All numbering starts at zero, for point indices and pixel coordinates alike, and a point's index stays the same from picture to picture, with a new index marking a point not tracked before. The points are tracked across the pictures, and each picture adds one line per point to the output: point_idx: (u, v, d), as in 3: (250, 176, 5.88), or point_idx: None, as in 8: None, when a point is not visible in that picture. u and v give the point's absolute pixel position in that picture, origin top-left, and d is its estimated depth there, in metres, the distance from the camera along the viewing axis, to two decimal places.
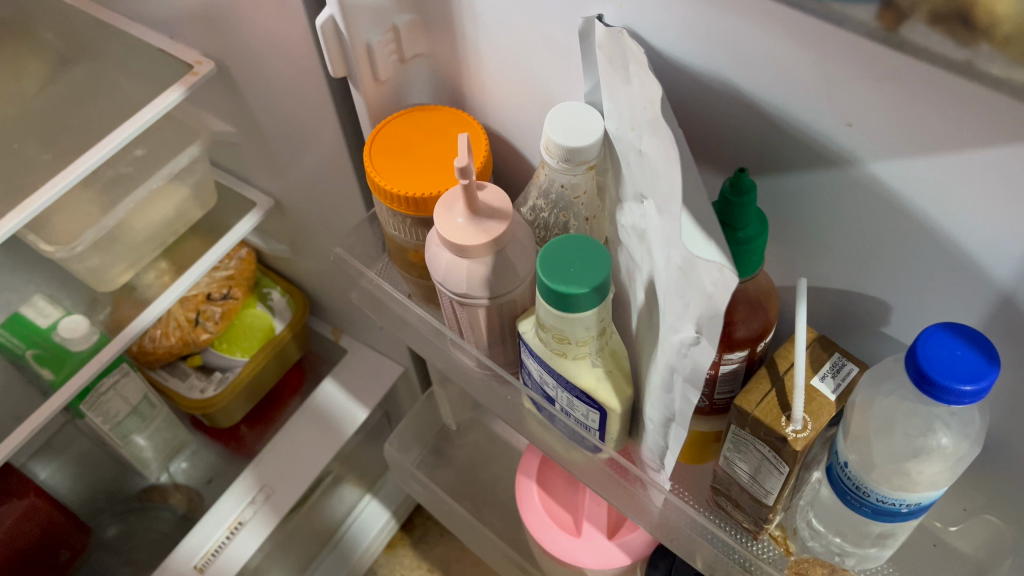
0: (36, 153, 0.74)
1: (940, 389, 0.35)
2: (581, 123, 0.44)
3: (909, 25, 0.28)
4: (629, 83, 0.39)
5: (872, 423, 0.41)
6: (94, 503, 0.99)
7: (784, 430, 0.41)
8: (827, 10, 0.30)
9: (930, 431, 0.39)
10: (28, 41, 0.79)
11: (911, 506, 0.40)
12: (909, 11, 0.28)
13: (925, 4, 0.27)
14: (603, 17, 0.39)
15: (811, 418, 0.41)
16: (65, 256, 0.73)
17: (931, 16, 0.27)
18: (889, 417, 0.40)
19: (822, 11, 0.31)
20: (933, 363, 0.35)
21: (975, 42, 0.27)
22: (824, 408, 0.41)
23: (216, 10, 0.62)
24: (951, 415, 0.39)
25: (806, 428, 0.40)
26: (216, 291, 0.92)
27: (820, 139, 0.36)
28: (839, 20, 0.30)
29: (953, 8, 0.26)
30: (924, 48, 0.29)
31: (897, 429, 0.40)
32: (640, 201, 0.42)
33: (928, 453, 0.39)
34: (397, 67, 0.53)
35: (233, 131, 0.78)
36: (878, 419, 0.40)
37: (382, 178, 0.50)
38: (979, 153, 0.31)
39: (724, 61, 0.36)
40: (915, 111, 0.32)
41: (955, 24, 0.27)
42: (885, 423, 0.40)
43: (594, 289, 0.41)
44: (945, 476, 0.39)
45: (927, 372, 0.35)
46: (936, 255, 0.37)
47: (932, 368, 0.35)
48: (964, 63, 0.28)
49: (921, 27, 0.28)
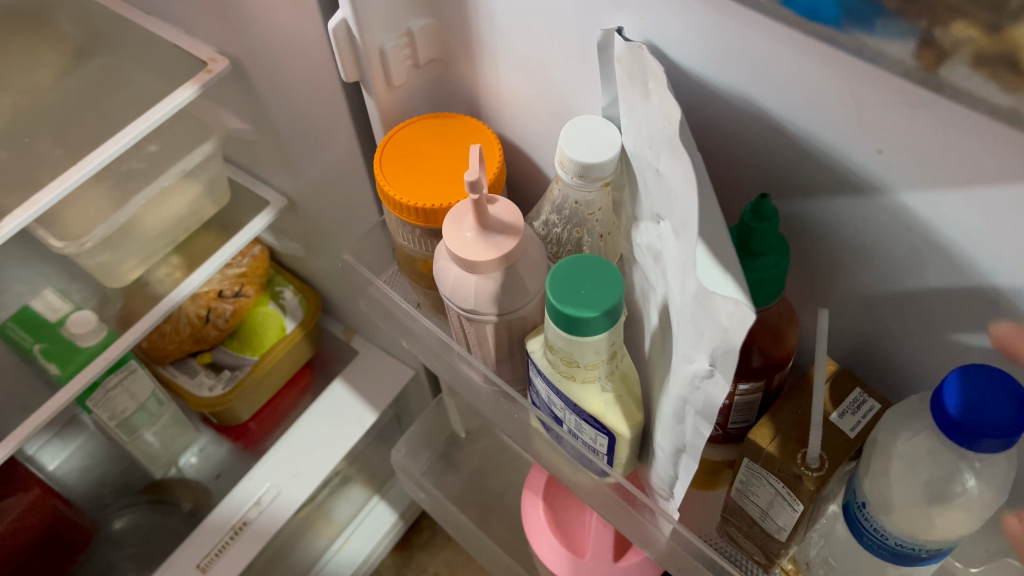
0: (46, 149, 0.73)
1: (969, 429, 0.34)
2: (598, 139, 0.42)
3: (949, 66, 0.26)
4: (648, 99, 0.37)
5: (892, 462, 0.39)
6: (101, 497, 0.98)
7: (800, 468, 0.39)
8: (860, 44, 0.29)
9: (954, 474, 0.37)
10: (44, 31, 0.78)
11: (931, 551, 0.38)
12: (951, 51, 0.26)
13: (968, 45, 0.25)
14: (622, 30, 0.38)
15: (829, 457, 0.39)
16: (74, 252, 0.72)
17: (974, 58, 0.25)
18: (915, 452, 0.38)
19: (853, 45, 0.29)
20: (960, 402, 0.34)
21: (1022, 88, 0.25)
22: (843, 448, 0.40)
23: (232, 8, 0.61)
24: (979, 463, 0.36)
25: (824, 466, 0.39)
26: (228, 288, 0.91)
27: (849, 166, 0.34)
28: (872, 56, 0.29)
29: (1000, 51, 0.25)
30: (966, 92, 0.27)
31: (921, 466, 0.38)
32: (657, 221, 0.40)
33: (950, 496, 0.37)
34: (412, 73, 0.52)
35: (248, 129, 0.77)
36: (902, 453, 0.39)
37: (392, 187, 0.49)
38: (1019, 188, 0.29)
39: (750, 79, 0.34)
40: (950, 146, 0.30)
41: (1001, 68, 0.25)
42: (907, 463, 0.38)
43: (606, 313, 0.39)
44: (967, 523, 0.37)
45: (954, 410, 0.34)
46: (968, 291, 0.35)
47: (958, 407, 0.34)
48: (1008, 109, 0.26)
49: (963, 68, 0.26)
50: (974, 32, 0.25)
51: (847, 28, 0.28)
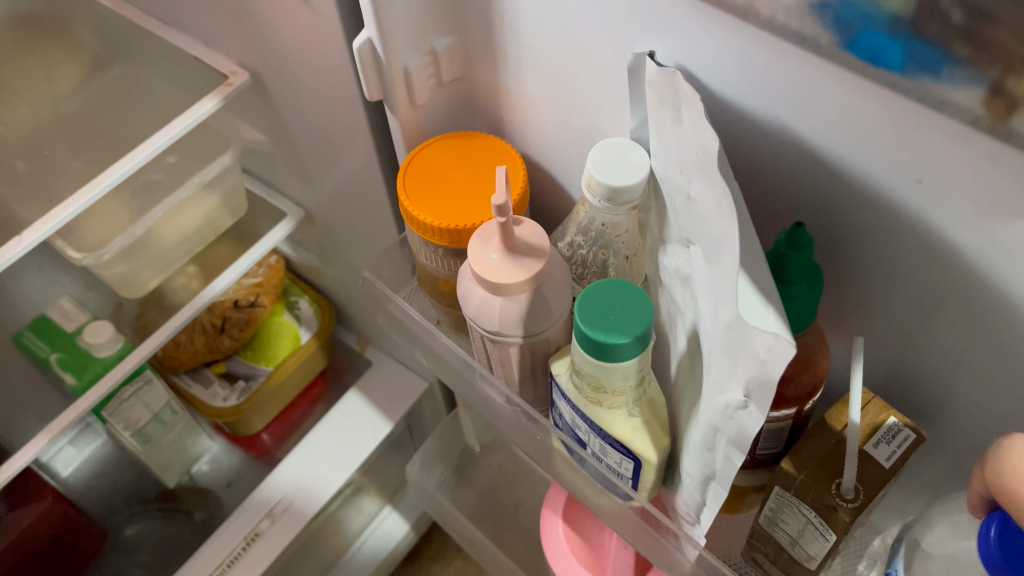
0: (64, 160, 0.73)
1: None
2: (627, 162, 0.42)
3: (1020, 117, 0.26)
4: (679, 123, 0.37)
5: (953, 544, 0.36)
6: (112, 504, 0.97)
7: (834, 497, 0.39)
8: (925, 91, 0.28)
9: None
10: (63, 42, 0.78)
11: None
12: (1022, 102, 0.26)
13: None
14: (654, 54, 0.37)
15: (864, 487, 0.39)
16: (93, 263, 0.72)
17: None
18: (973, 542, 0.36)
19: (918, 91, 0.28)
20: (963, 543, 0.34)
21: None
22: (879, 480, 0.40)
23: (254, 22, 0.61)
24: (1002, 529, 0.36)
25: (859, 498, 0.39)
26: (243, 298, 0.91)
27: (887, 195, 0.33)
28: (938, 104, 0.28)
29: None
30: None
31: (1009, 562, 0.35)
32: (686, 246, 0.40)
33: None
34: (435, 91, 0.51)
35: (267, 141, 0.77)
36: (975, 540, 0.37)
37: (415, 207, 0.48)
38: None
39: (785, 106, 0.34)
40: (994, 179, 0.29)
41: None
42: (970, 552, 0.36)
43: (636, 339, 0.39)
44: None
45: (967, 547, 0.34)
46: (1005, 326, 0.34)
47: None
48: None
49: None
50: None
51: (911, 73, 0.28)
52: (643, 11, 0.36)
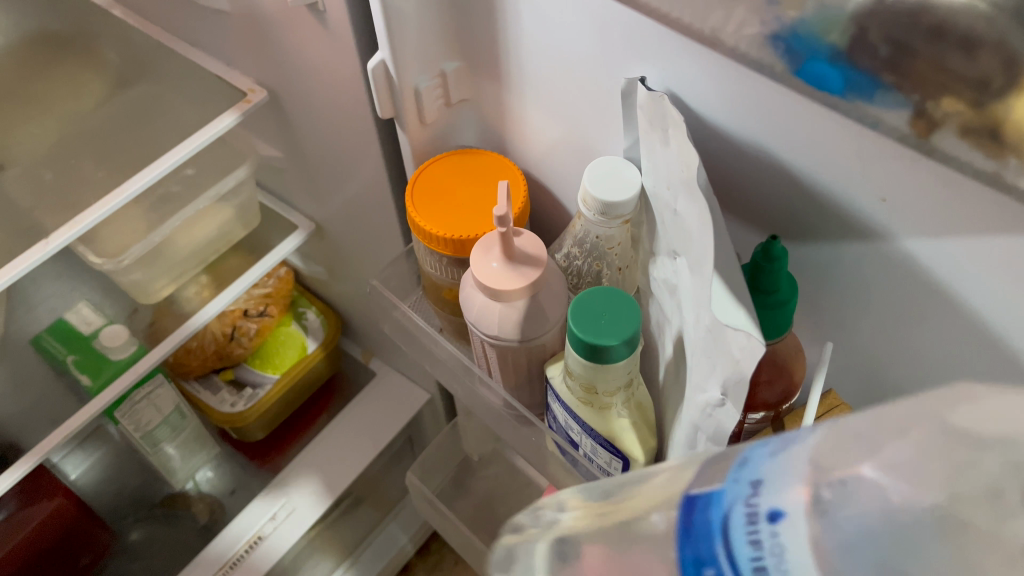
0: (89, 170, 0.76)
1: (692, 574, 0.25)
2: (619, 179, 0.45)
3: (940, 134, 0.29)
4: (666, 144, 0.40)
5: (833, 447, 0.24)
6: (118, 508, 0.98)
7: None
8: (863, 111, 0.31)
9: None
10: (89, 57, 0.82)
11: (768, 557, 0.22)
12: (941, 122, 0.29)
13: (956, 117, 0.28)
14: (646, 78, 0.40)
15: None
16: (112, 268, 0.76)
17: (962, 128, 0.28)
18: (858, 433, 0.24)
19: (857, 112, 0.32)
20: (759, 458, 0.26)
21: (1004, 156, 0.28)
22: None
23: (273, 43, 0.65)
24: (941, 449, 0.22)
25: None
26: (253, 308, 0.94)
27: (855, 212, 0.36)
28: (874, 122, 0.31)
29: (984, 123, 0.27)
30: (955, 157, 0.30)
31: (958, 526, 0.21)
32: (673, 258, 0.43)
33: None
34: (443, 111, 0.55)
35: (280, 156, 0.80)
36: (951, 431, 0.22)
37: (422, 218, 0.52)
38: (998, 240, 0.32)
39: (763, 129, 0.37)
40: (944, 196, 0.32)
41: (985, 136, 0.28)
42: (847, 467, 0.23)
43: (624, 342, 0.41)
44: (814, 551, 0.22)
45: (761, 462, 0.25)
46: (960, 336, 0.37)
47: (727, 495, 0.25)
48: (993, 173, 0.29)
49: (952, 137, 0.29)
50: (962, 106, 0.27)
51: (850, 98, 0.31)
52: (635, 40, 0.39)
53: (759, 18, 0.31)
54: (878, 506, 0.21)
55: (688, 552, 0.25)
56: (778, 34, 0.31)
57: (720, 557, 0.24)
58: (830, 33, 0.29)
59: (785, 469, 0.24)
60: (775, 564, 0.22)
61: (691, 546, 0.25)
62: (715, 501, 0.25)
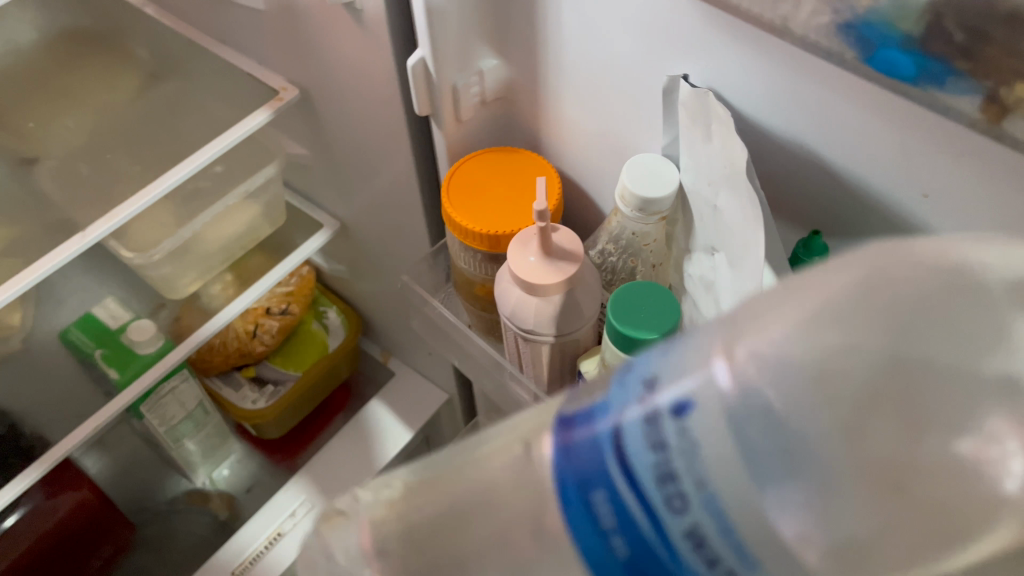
0: (122, 165, 0.77)
1: (576, 492, 0.23)
2: (657, 177, 0.45)
3: (1011, 119, 0.28)
4: (709, 140, 0.40)
5: (723, 337, 0.23)
6: (136, 502, 1.00)
7: None
8: (932, 99, 0.30)
9: (783, 524, 0.20)
10: (121, 55, 0.83)
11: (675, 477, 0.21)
12: (1013, 106, 0.28)
13: None
14: (689, 76, 0.41)
15: None
16: (141, 263, 0.77)
17: None
18: (743, 324, 0.23)
19: (926, 99, 0.31)
20: (646, 361, 0.24)
21: None
22: None
23: (308, 42, 0.66)
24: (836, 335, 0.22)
25: None
26: (275, 305, 0.94)
27: (900, 210, 0.37)
28: (944, 109, 0.30)
29: None
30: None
31: (893, 398, 0.21)
32: (711, 254, 0.44)
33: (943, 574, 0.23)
34: (479, 108, 0.55)
35: (309, 155, 0.81)
36: (885, 298, 0.22)
37: (458, 214, 0.52)
38: None
39: (807, 126, 0.37)
40: (994, 191, 0.32)
41: None
42: (746, 363, 0.22)
43: (664, 335, 0.42)
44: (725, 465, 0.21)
45: (646, 362, 0.24)
46: None
47: (615, 400, 0.23)
48: None
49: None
50: None
51: (922, 86, 0.30)
52: (680, 38, 0.40)
53: (830, 7, 0.31)
54: (770, 406, 0.21)
55: (573, 469, 0.23)
56: (849, 23, 0.30)
57: (613, 471, 0.22)
58: (904, 22, 0.29)
59: (680, 363, 0.23)
60: (682, 468, 0.21)
61: (576, 463, 0.23)
62: (601, 410, 0.24)
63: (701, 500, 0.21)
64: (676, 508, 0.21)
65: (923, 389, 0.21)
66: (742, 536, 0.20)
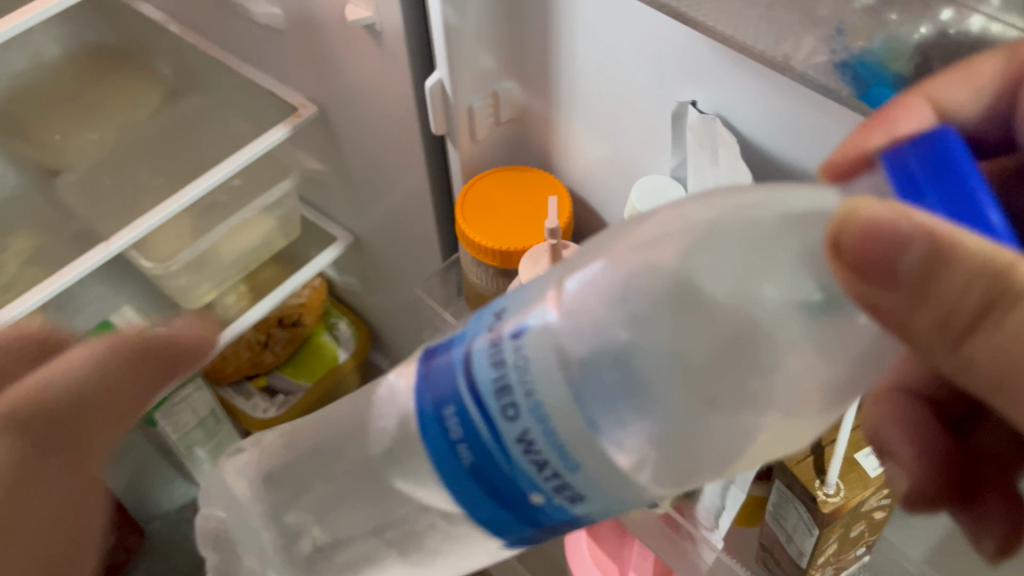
0: (145, 178, 0.79)
1: (433, 412, 0.30)
2: (664, 198, 0.47)
3: None
4: (716, 164, 0.43)
5: (557, 288, 0.31)
6: (146, 509, 1.01)
7: (816, 491, 0.43)
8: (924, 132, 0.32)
9: (596, 420, 0.29)
10: (143, 70, 0.85)
11: (514, 386, 0.28)
12: None
13: None
14: (696, 103, 0.43)
15: (846, 486, 0.43)
16: (159, 273, 0.79)
17: None
18: (575, 278, 0.31)
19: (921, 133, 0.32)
20: (497, 304, 0.31)
21: None
22: (859, 482, 0.43)
23: (327, 62, 0.68)
24: (640, 279, 0.30)
25: (839, 492, 0.42)
26: (287, 316, 0.96)
27: None
28: None
29: None
30: None
31: (684, 326, 0.30)
32: None
33: (709, 467, 0.32)
34: (492, 129, 0.57)
35: (325, 170, 0.83)
36: (683, 246, 0.30)
37: (471, 231, 0.54)
38: None
39: (808, 153, 0.40)
40: None
41: None
42: (577, 305, 0.30)
43: None
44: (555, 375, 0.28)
45: (492, 309, 0.31)
46: None
47: (471, 334, 0.30)
48: None
49: None
50: None
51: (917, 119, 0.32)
52: (689, 67, 0.42)
53: (828, 47, 0.33)
54: (600, 342, 0.30)
55: (433, 393, 0.30)
56: (845, 62, 0.32)
57: (462, 390, 0.29)
58: (896, 62, 0.32)
59: (524, 305, 0.30)
60: (515, 382, 0.28)
61: (434, 388, 0.30)
62: (456, 343, 0.31)
63: (530, 406, 0.28)
64: (510, 415, 0.28)
65: (698, 312, 0.30)
66: (558, 433, 0.28)
